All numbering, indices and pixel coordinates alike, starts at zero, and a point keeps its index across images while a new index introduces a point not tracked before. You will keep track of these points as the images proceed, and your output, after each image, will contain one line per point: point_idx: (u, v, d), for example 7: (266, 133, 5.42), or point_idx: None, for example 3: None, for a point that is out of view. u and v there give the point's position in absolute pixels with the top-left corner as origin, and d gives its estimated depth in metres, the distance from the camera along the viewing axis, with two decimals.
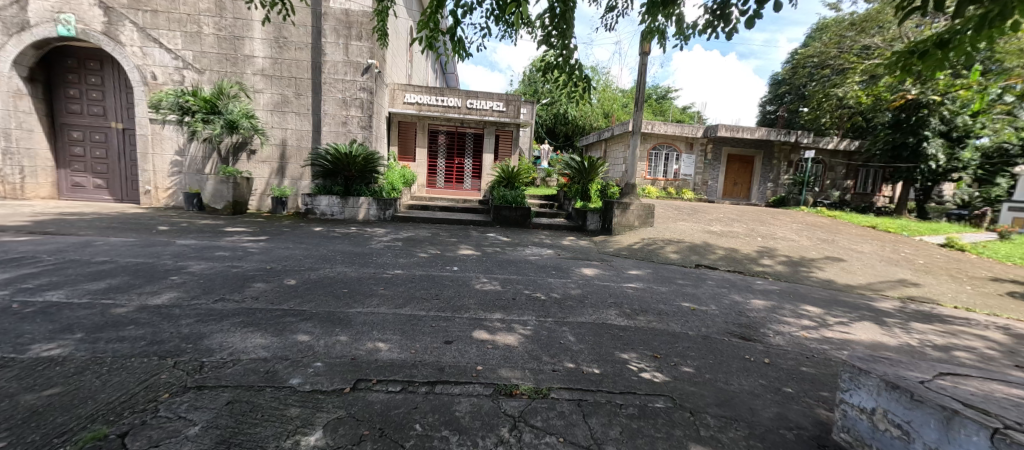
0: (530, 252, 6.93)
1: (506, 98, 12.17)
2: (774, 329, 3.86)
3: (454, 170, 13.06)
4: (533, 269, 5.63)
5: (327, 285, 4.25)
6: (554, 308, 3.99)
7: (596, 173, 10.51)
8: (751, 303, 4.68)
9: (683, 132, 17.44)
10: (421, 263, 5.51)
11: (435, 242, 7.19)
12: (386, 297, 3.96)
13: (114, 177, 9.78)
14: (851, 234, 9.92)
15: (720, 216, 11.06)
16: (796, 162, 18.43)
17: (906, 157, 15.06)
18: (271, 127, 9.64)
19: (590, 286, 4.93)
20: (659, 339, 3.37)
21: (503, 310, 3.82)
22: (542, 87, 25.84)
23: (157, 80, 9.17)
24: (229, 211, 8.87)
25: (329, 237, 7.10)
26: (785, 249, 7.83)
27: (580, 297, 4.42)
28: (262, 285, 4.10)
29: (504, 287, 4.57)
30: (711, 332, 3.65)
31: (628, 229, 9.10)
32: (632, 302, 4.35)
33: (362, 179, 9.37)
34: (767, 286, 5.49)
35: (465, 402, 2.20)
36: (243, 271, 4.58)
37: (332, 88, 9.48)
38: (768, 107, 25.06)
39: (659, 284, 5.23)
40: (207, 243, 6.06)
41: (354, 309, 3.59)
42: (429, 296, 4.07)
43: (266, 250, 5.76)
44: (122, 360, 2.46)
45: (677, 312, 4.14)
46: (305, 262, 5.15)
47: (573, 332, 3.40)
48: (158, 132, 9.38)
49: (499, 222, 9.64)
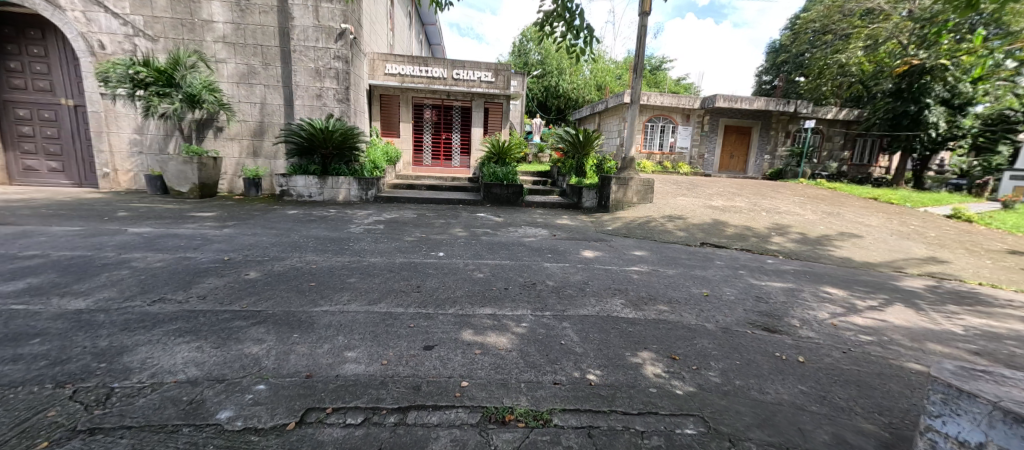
0: (523, 233, 6.42)
1: (494, 68, 11.44)
2: (800, 316, 3.43)
3: (441, 146, 12.34)
4: (528, 252, 5.14)
5: (292, 278, 3.69)
6: (551, 298, 3.50)
7: (591, 146, 9.94)
8: (767, 286, 4.23)
9: (680, 103, 16.81)
10: (403, 249, 4.97)
11: (420, 224, 6.63)
12: (359, 291, 3.43)
13: (68, 159, 8.98)
14: (855, 207, 9.55)
15: (720, 190, 10.63)
16: (794, 132, 17.97)
17: (906, 125, 14.73)
18: (238, 101, 8.85)
19: (590, 270, 4.44)
20: (675, 335, 2.90)
21: (494, 303, 3.32)
22: (532, 57, 24.85)
23: (105, 49, 8.29)
24: (195, 195, 8.20)
25: (304, 221, 6.51)
26: (789, 225, 7.42)
27: (580, 284, 3.93)
28: (214, 280, 3.53)
29: (494, 275, 4.06)
30: (732, 323, 3.19)
31: (627, 206, 8.61)
32: (638, 289, 3.87)
33: (340, 157, 8.72)
34: (779, 268, 5.07)
35: (444, 439, 1.71)
36: (195, 262, 4.01)
37: (303, 57, 8.64)
38: (765, 77, 24.50)
39: (664, 266, 4.76)
40: (163, 231, 5.43)
41: (321, 307, 3.08)
42: (409, 289, 3.54)
43: (229, 237, 5.14)
44: (3, 392, 1.92)
45: (689, 299, 3.68)
46: (270, 251, 4.58)
47: (575, 329, 2.92)
48: (111, 108, 8.55)
49: (490, 201, 9.07)
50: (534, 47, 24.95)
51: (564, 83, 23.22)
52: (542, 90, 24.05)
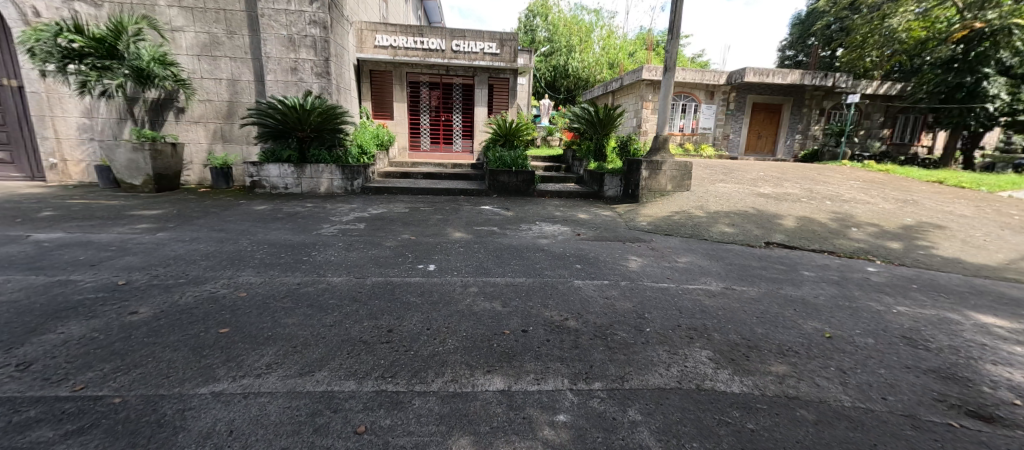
0: (539, 231, 5.12)
1: (499, 38, 10.07)
2: (1009, 382, 2.12)
3: (441, 129, 10.98)
4: (548, 261, 3.86)
5: (199, 318, 2.41)
6: (598, 351, 2.20)
7: (612, 124, 8.57)
8: (903, 315, 2.91)
9: (704, 78, 15.19)
10: (383, 259, 3.71)
11: (411, 222, 5.36)
12: (293, 345, 2.14)
13: (17, 148, 7.55)
14: (925, 192, 8.13)
15: (762, 174, 9.23)
16: (829, 110, 16.45)
17: (959, 99, 12.90)
18: (200, 78, 7.58)
19: (639, 291, 3.13)
20: (839, 443, 1.60)
21: (510, 365, 2.04)
22: (539, 34, 23.25)
23: (40, 17, 6.99)
24: (151, 188, 6.94)
25: (267, 219, 5.27)
26: (863, 217, 6.07)
27: (635, 319, 2.61)
28: (71, 326, 2.26)
29: (505, 305, 2.76)
30: (913, 405, 1.88)
31: (659, 195, 7.24)
32: (726, 327, 2.56)
33: (319, 141, 7.43)
34: (890, 280, 3.75)
35: None
36: (73, 291, 2.74)
37: (272, 22, 7.30)
38: (788, 52, 22.79)
39: (740, 283, 3.43)
40: (75, 237, 4.15)
41: (213, 385, 1.80)
42: (373, 338, 2.24)
43: (156, 247, 3.87)
44: None
45: (811, 346, 2.36)
46: (197, 267, 3.30)
47: (655, 431, 1.62)
48: (54, 89, 7.32)
49: (496, 191, 7.76)
50: (541, 22, 23.37)
51: (573, 62, 21.69)
52: (550, 70, 22.54)
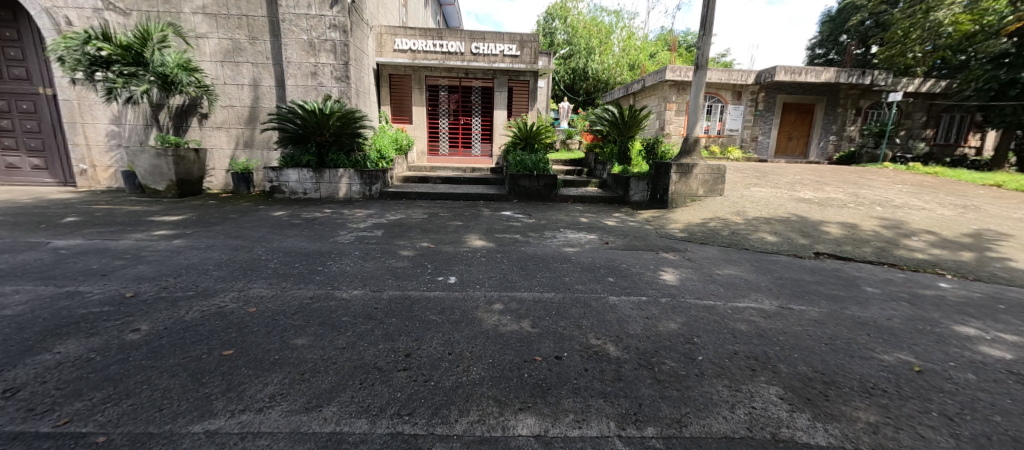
0: (564, 239, 4.81)
1: (520, 39, 9.84)
2: None
3: (460, 132, 10.80)
4: (577, 273, 3.55)
5: (202, 338, 2.20)
6: (647, 386, 1.89)
7: (639, 126, 8.20)
8: (1000, 344, 2.49)
9: (732, 78, 14.60)
10: (400, 270, 3.48)
11: (430, 229, 5.13)
12: (299, 372, 1.91)
13: (51, 155, 7.68)
14: (984, 196, 7.48)
15: (799, 178, 8.69)
16: (865, 109, 15.60)
17: (1012, 96, 12.08)
18: (223, 83, 7.59)
19: (683, 311, 2.79)
20: None
21: (545, 403, 1.75)
22: (558, 37, 22.98)
23: (73, 26, 7.13)
24: (174, 193, 6.96)
25: (283, 225, 5.13)
26: (920, 224, 5.55)
27: (683, 345, 2.28)
28: (69, 346, 2.09)
29: (533, 325, 2.47)
30: None
31: (690, 200, 6.85)
32: (792, 356, 2.20)
33: (339, 146, 7.32)
34: (970, 298, 3.30)
35: None
36: (76, 305, 2.58)
37: (293, 27, 7.25)
38: (818, 51, 21.90)
39: (797, 301, 3.05)
40: (93, 244, 4.06)
41: (209, 422, 1.58)
42: (389, 364, 1.99)
43: (170, 255, 3.74)
44: None
45: (900, 383, 1.99)
46: (207, 278, 3.13)
47: None
48: (85, 96, 7.43)
49: (517, 195, 7.49)
50: (561, 25, 23.09)
51: (594, 64, 21.36)
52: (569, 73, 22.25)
